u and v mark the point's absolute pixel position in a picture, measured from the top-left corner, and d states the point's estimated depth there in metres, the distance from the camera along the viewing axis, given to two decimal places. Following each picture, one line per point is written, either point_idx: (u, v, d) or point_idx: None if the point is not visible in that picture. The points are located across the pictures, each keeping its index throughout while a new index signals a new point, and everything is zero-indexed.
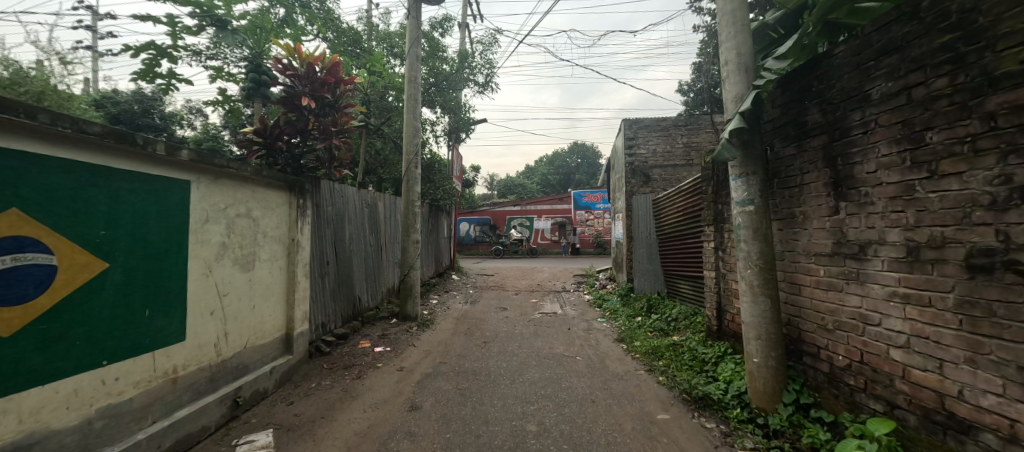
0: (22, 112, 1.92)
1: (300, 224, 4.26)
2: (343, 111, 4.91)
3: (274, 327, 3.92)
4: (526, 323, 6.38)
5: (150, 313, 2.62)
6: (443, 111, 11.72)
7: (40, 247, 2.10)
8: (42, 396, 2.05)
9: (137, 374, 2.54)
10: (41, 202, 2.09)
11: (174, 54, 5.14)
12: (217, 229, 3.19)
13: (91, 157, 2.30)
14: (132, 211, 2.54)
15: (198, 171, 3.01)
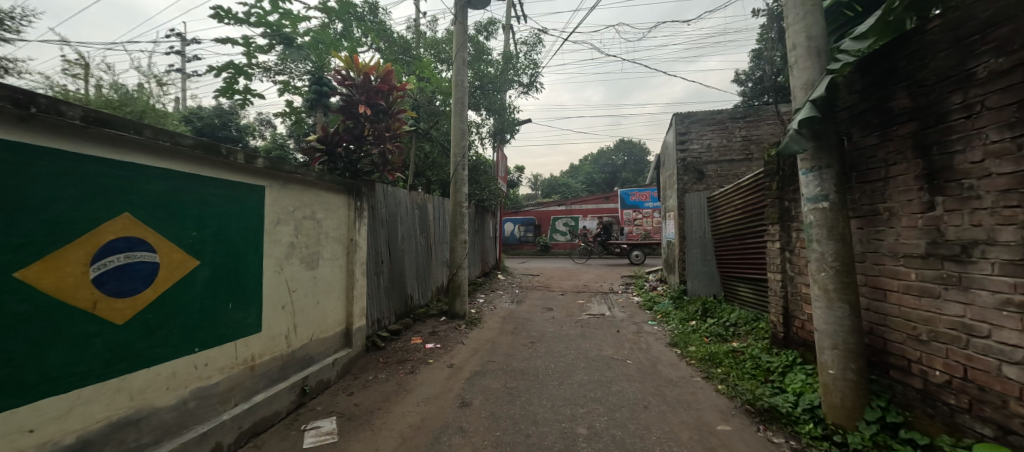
0: (133, 129, 2.20)
1: (358, 225, 4.52)
2: (396, 117, 5.12)
3: (335, 322, 4.18)
4: (573, 324, 6.30)
5: (231, 306, 2.90)
6: (489, 113, 11.90)
7: (146, 246, 2.36)
8: (148, 378, 2.33)
9: (221, 361, 2.82)
10: (148, 207, 2.36)
11: (248, 71, 5.68)
12: (286, 230, 3.47)
13: (185, 166, 2.58)
14: (217, 214, 2.82)
15: (270, 177, 3.30)
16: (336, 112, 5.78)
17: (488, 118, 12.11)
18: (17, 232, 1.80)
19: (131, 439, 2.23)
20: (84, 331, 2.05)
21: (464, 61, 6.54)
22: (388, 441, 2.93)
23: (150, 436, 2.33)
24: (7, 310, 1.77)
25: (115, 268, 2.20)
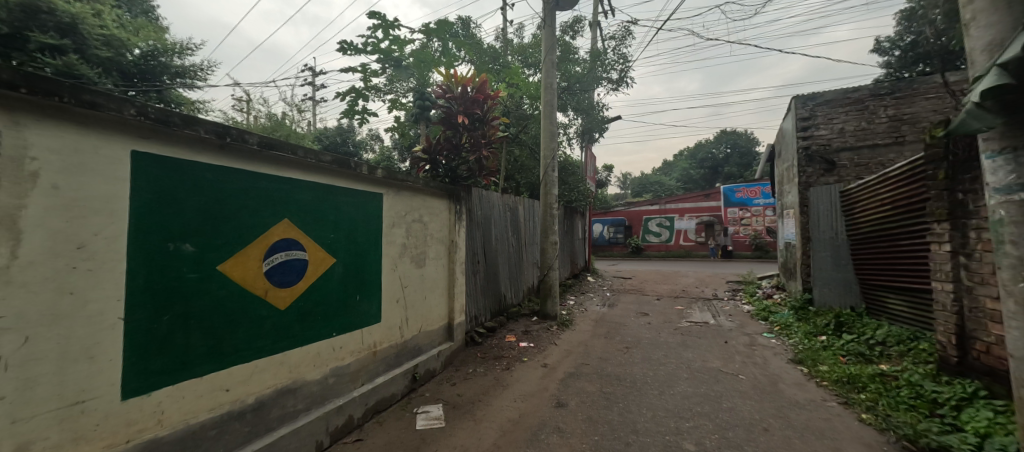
0: (290, 150, 2.68)
1: (458, 227, 4.86)
2: (491, 124, 5.36)
3: (440, 317, 4.56)
4: (672, 332, 5.90)
5: (358, 298, 3.35)
6: (577, 113, 11.79)
7: (299, 246, 2.84)
8: (300, 355, 2.81)
9: (351, 345, 3.28)
10: (301, 214, 2.86)
11: (367, 94, 6.52)
12: (400, 232, 3.90)
13: (324, 178, 3.05)
14: (348, 219, 3.28)
15: (387, 185, 3.73)
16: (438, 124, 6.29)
17: (576, 118, 12.00)
18: (219, 234, 2.31)
19: (289, 405, 2.72)
20: (259, 314, 2.55)
21: (554, 64, 6.59)
22: (489, 432, 3.09)
23: (303, 403, 2.82)
24: (213, 294, 2.28)
25: (279, 264, 2.69)
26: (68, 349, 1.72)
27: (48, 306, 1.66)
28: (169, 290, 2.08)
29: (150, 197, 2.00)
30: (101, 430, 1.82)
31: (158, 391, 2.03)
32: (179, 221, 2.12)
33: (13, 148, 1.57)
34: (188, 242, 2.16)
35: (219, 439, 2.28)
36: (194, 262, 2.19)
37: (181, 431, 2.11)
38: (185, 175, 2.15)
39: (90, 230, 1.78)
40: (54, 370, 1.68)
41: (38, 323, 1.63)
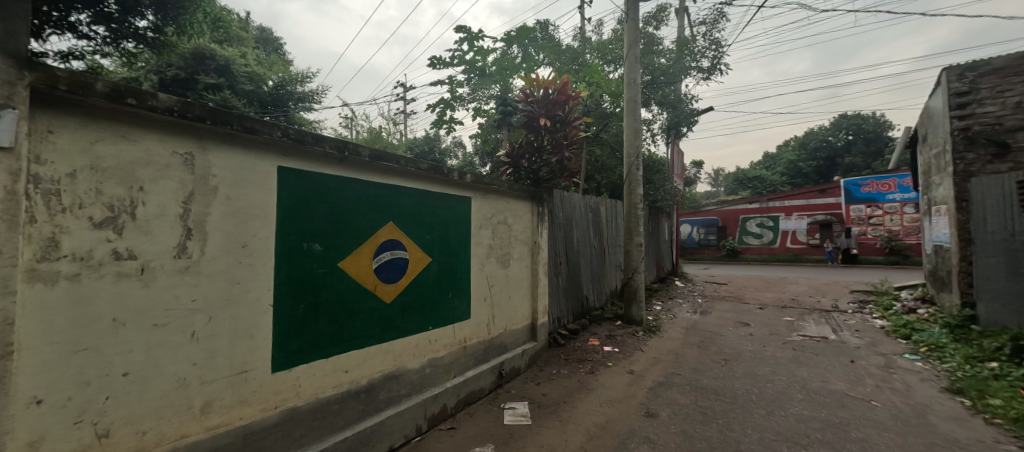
0: (394, 160, 2.98)
1: (540, 228, 4.93)
2: (573, 125, 5.32)
3: (524, 316, 4.66)
4: (779, 345, 5.24)
5: (450, 295, 3.58)
6: (662, 108, 11.14)
7: (402, 246, 3.13)
8: (402, 345, 3.10)
9: (445, 339, 3.52)
10: (403, 217, 3.15)
11: (454, 104, 6.95)
12: (486, 234, 4.08)
13: (422, 184, 3.33)
14: (442, 221, 3.53)
15: (475, 189, 3.94)
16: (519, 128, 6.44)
17: (661, 113, 11.33)
18: (340, 235, 2.66)
19: (394, 389, 3.02)
20: (370, 306, 2.87)
21: (637, 58, 6.32)
22: (576, 435, 3.07)
23: (405, 389, 3.10)
24: (336, 288, 2.63)
25: (386, 262, 3.00)
26: (236, 328, 2.13)
27: (223, 293, 2.08)
28: (303, 283, 2.45)
29: (291, 204, 2.38)
30: (258, 396, 2.22)
31: (296, 368, 2.40)
32: (310, 224, 2.49)
33: (202, 168, 2.00)
34: (317, 242, 2.52)
35: (340, 413, 2.63)
36: (322, 260, 2.55)
37: (312, 403, 2.47)
38: (315, 185, 2.52)
39: (249, 232, 2.19)
40: (227, 344, 2.09)
41: (217, 306, 2.05)
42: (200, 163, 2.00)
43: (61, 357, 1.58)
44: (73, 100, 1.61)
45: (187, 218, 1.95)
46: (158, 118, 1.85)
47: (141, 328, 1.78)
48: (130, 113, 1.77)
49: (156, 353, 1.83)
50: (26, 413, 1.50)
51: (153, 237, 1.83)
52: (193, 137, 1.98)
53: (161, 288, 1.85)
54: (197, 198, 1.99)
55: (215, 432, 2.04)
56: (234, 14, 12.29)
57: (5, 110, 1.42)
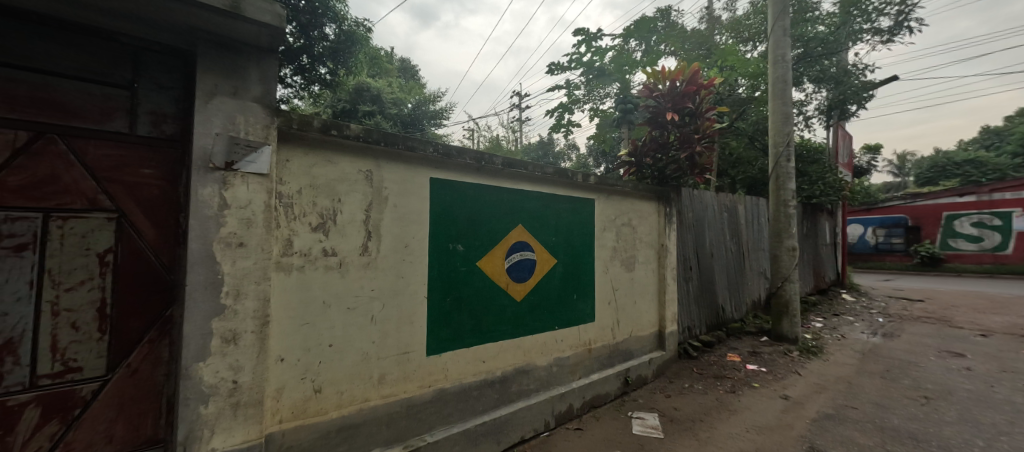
0: (523, 166, 3.16)
1: (668, 230, 4.61)
2: (706, 116, 4.82)
3: (650, 323, 4.42)
4: (1021, 388, 3.85)
5: (575, 297, 3.62)
6: (819, 85, 9.30)
7: (530, 247, 3.29)
8: (531, 342, 3.26)
9: (570, 340, 3.57)
10: (531, 220, 3.31)
11: (571, 108, 6.99)
12: (610, 236, 4.01)
13: (548, 188, 3.45)
14: (567, 223, 3.59)
15: (598, 191, 3.91)
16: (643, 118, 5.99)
17: (818, 91, 9.45)
18: (478, 237, 2.93)
19: (525, 383, 3.19)
20: (503, 303, 3.09)
21: (786, 30, 5.41)
22: None
23: (534, 385, 3.25)
24: (474, 285, 2.90)
25: (517, 262, 3.19)
26: (402, 315, 2.53)
27: (392, 284, 2.49)
28: (450, 279, 2.77)
29: (440, 210, 2.73)
30: (417, 374, 2.59)
31: (445, 353, 2.73)
32: (454, 227, 2.81)
33: (377, 181, 2.44)
34: (459, 243, 2.83)
35: (479, 399, 2.89)
36: (464, 259, 2.85)
37: (458, 387, 2.78)
38: (458, 193, 2.83)
39: (410, 234, 2.58)
40: (395, 327, 2.50)
41: (388, 295, 2.47)
42: (376, 177, 2.44)
43: (295, 327, 2.11)
44: (300, 135, 2.14)
45: (368, 223, 2.40)
46: (350, 144, 2.33)
47: (340, 310, 2.27)
48: (334, 142, 2.27)
49: (348, 330, 2.31)
50: (274, 367, 2.05)
51: (346, 238, 2.31)
52: (372, 157, 2.42)
53: (351, 278, 2.32)
54: (375, 206, 2.43)
55: (388, 400, 2.46)
56: (383, 51, 14.57)
57: (262, 145, 1.96)
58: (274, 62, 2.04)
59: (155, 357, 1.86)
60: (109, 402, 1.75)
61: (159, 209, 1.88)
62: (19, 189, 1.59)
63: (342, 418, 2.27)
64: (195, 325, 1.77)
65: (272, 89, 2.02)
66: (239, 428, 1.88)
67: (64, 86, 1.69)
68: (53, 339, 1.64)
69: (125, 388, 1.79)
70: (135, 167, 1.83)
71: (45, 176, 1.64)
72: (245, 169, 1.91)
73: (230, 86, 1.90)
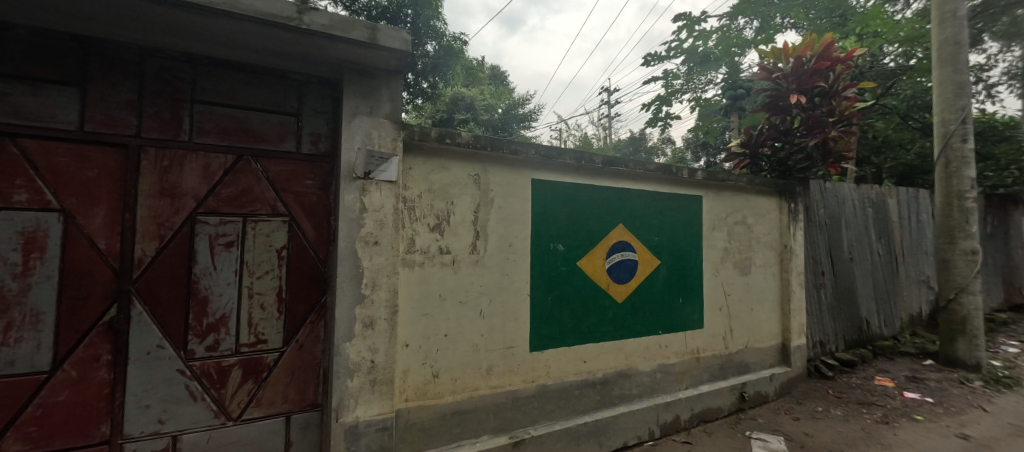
0: (623, 164, 3.07)
1: (792, 229, 4.05)
2: (843, 95, 4.06)
3: (771, 335, 3.92)
4: None
5: (681, 301, 3.40)
6: (1009, 42, 7.25)
7: (631, 248, 3.17)
8: (633, 346, 3.14)
9: (676, 346, 3.35)
10: (632, 220, 3.19)
11: (671, 99, 6.52)
12: (721, 236, 3.67)
13: (651, 185, 3.30)
14: (671, 223, 3.38)
15: (706, 187, 3.61)
16: (758, 99, 5.17)
17: (1008, 49, 7.37)
18: (578, 236, 2.93)
19: (627, 388, 3.09)
20: (604, 304, 3.03)
21: None
22: None
23: (636, 390, 3.13)
24: (576, 285, 2.90)
25: (617, 263, 3.10)
26: (507, 311, 2.66)
27: (498, 281, 2.63)
28: (551, 278, 2.82)
29: (540, 210, 2.80)
30: (521, 369, 2.69)
31: (547, 351, 2.79)
32: (555, 227, 2.85)
33: (484, 184, 2.60)
34: (560, 243, 2.86)
35: (580, 399, 2.89)
36: (565, 259, 2.87)
37: (560, 384, 2.82)
38: (558, 193, 2.87)
39: (514, 233, 2.70)
40: (501, 322, 2.63)
41: (495, 291, 2.61)
42: (483, 180, 2.60)
43: (417, 317, 2.36)
44: (420, 145, 2.39)
45: (476, 223, 2.57)
46: (461, 151, 2.53)
47: (454, 303, 2.48)
48: (448, 150, 2.49)
49: (460, 322, 2.50)
50: (401, 351, 2.31)
51: (459, 237, 2.51)
52: (479, 162, 2.59)
53: (462, 274, 2.52)
54: (482, 208, 2.60)
55: (496, 390, 2.60)
56: (475, 61, 15.37)
57: (391, 156, 2.23)
58: (400, 81, 2.31)
59: (315, 335, 2.25)
60: (284, 369, 2.17)
61: (317, 213, 2.27)
62: (229, 199, 2.08)
63: (456, 403, 2.47)
64: (343, 310, 2.10)
65: (398, 106, 2.29)
66: (376, 401, 2.17)
67: (254, 117, 2.15)
68: (250, 316, 2.10)
69: (295, 359, 2.20)
70: (300, 179, 2.25)
71: (244, 189, 2.11)
72: (379, 177, 2.20)
73: (367, 106, 2.20)
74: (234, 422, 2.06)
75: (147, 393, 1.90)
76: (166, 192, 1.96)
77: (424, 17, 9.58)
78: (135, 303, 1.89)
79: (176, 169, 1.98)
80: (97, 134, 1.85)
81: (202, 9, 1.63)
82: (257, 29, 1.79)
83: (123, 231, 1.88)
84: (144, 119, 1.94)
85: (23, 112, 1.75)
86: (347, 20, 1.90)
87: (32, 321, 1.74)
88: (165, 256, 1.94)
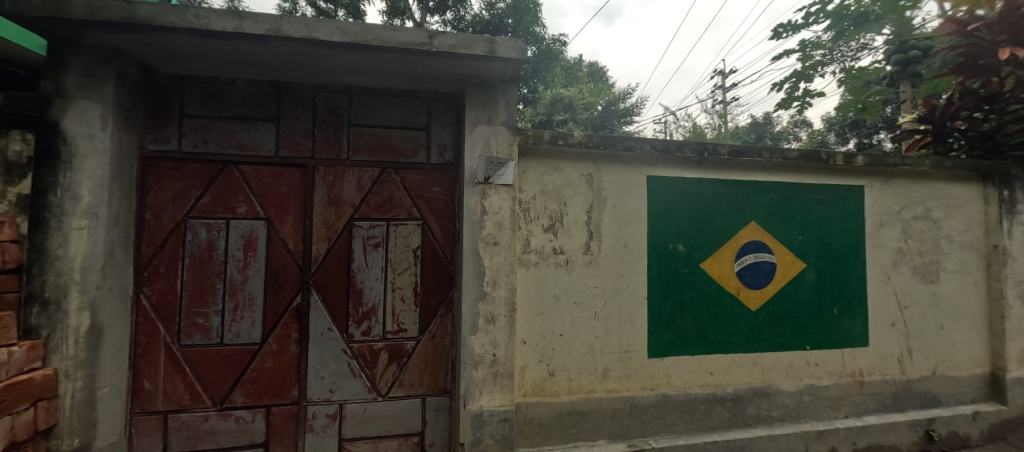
0: (756, 153, 2.71)
1: (1006, 224, 3.09)
2: None
3: (972, 361, 3.05)
4: None
5: (837, 313, 2.86)
6: None
7: (768, 248, 2.78)
8: (772, 361, 2.75)
9: (829, 365, 2.84)
10: (768, 217, 2.80)
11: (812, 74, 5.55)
12: (893, 234, 2.99)
13: (791, 176, 2.85)
14: (820, 219, 2.87)
15: (870, 174, 2.98)
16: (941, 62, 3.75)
17: None
18: (701, 236, 2.68)
19: (765, 408, 2.71)
20: (734, 311, 2.71)
21: None
22: None
23: (777, 412, 2.73)
24: (699, 289, 2.66)
25: (749, 265, 2.75)
26: (623, 313, 2.56)
27: (613, 283, 2.56)
28: (671, 281, 2.63)
29: (657, 208, 2.63)
30: (639, 375, 2.57)
31: (668, 358, 2.61)
32: (674, 226, 2.66)
33: (597, 183, 2.56)
34: (681, 243, 2.66)
35: (707, 415, 2.63)
36: (686, 260, 2.66)
37: (683, 396, 2.61)
38: (677, 189, 2.67)
39: (629, 233, 2.60)
40: (617, 324, 2.55)
41: (610, 293, 2.55)
42: (596, 180, 2.56)
43: (534, 315, 2.44)
44: (534, 148, 2.47)
45: (590, 224, 2.54)
46: (574, 151, 2.53)
47: (568, 304, 2.49)
48: (561, 152, 2.52)
49: (576, 323, 2.50)
50: (519, 348, 2.41)
51: (572, 238, 2.52)
52: (592, 161, 2.56)
53: (577, 275, 2.51)
54: (596, 207, 2.55)
55: (613, 395, 2.53)
56: (574, 60, 15.23)
57: (507, 161, 2.34)
58: (515, 89, 2.41)
59: (444, 327, 2.49)
60: (420, 356, 2.45)
61: (444, 217, 2.51)
62: (376, 206, 2.43)
63: (572, 403, 2.46)
64: (468, 306, 2.26)
65: (513, 113, 2.39)
66: (497, 393, 2.29)
67: (394, 134, 2.48)
68: (393, 307, 2.42)
69: (428, 347, 2.46)
70: (430, 186, 2.51)
71: (388, 197, 2.45)
72: (498, 182, 2.32)
73: (486, 116, 2.35)
74: (382, 398, 2.40)
75: (321, 366, 2.33)
76: (332, 202, 2.38)
77: (524, 24, 9.82)
78: (312, 292, 2.33)
79: (338, 182, 2.39)
80: (286, 158, 2.34)
81: (358, 46, 1.94)
82: (397, 57, 2.06)
83: (304, 234, 2.34)
84: (317, 143, 2.38)
85: (242, 145, 2.30)
86: (469, 37, 2.03)
87: (249, 303, 2.28)
88: (333, 254, 2.36)
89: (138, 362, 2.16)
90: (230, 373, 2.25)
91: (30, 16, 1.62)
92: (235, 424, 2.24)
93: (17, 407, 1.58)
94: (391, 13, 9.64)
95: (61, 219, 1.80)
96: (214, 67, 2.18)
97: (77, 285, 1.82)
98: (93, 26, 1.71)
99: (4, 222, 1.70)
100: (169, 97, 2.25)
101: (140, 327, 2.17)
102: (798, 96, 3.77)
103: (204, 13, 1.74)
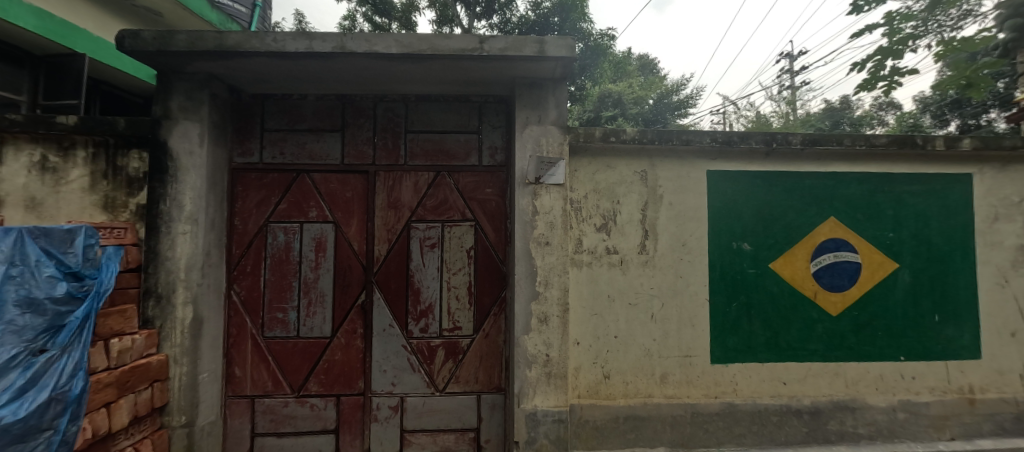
0: (833, 141, 2.46)
1: None
2: None
3: None
4: None
5: (939, 320, 2.50)
6: None
7: (851, 247, 2.50)
8: (857, 372, 2.48)
9: (930, 379, 2.50)
10: (850, 213, 2.52)
11: None
12: (1011, 229, 2.56)
13: (878, 165, 2.55)
14: (915, 213, 2.54)
15: (980, 160, 2.58)
16: None
17: None
18: (770, 234, 2.48)
19: (850, 424, 2.44)
20: (811, 316, 2.48)
21: None
22: None
23: (865, 430, 2.45)
24: (769, 291, 2.46)
25: (828, 266, 2.49)
26: (682, 316, 2.44)
27: (671, 283, 2.44)
28: (736, 282, 2.46)
29: (719, 205, 2.48)
30: (701, 381, 2.43)
31: (734, 365, 2.44)
32: (739, 223, 2.48)
33: (652, 180, 2.47)
34: (746, 242, 2.48)
35: (780, 428, 2.43)
36: (753, 260, 2.47)
37: (752, 406, 2.43)
38: (741, 185, 2.49)
39: (688, 232, 2.47)
40: (676, 327, 2.44)
41: (668, 294, 2.44)
42: (651, 177, 2.47)
43: (587, 315, 2.40)
44: (585, 146, 2.43)
45: (645, 222, 2.45)
46: (628, 148, 2.46)
47: (623, 305, 2.42)
48: (613, 149, 2.46)
49: (631, 325, 2.42)
50: (573, 348, 2.39)
51: (626, 237, 2.45)
52: (646, 157, 2.47)
53: (632, 276, 2.44)
54: (651, 205, 2.46)
55: (672, 401, 2.41)
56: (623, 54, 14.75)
57: (558, 160, 2.32)
58: (565, 87, 2.39)
59: (498, 326, 2.53)
60: (475, 353, 2.51)
61: (497, 217, 2.55)
62: (432, 208, 2.54)
63: (629, 408, 2.39)
64: (522, 305, 2.27)
65: (564, 112, 2.37)
66: (552, 394, 2.28)
67: (448, 138, 2.57)
68: (449, 305, 2.51)
69: (482, 345, 2.52)
70: (483, 188, 2.56)
71: (442, 200, 2.54)
72: (549, 181, 2.31)
73: (536, 116, 2.35)
74: (440, 393, 2.49)
75: (384, 360, 2.47)
76: (392, 205, 2.52)
77: (571, 20, 9.66)
78: (375, 290, 2.48)
79: (397, 187, 2.53)
80: (351, 165, 2.51)
81: (413, 56, 2.03)
82: (450, 64, 2.13)
83: (367, 236, 2.50)
84: (377, 150, 2.53)
85: (313, 155, 2.51)
86: (518, 39, 2.04)
87: (321, 300, 2.47)
88: (393, 254, 2.50)
89: (230, 351, 2.43)
90: (306, 363, 2.46)
91: (145, 50, 1.89)
92: (310, 411, 2.44)
93: (139, 387, 1.85)
94: (441, 21, 10.00)
95: (170, 225, 2.08)
96: (289, 85, 2.40)
97: (183, 282, 2.09)
98: (193, 56, 1.96)
99: (127, 228, 2.02)
100: (252, 115, 2.51)
101: (231, 320, 2.44)
102: (883, 76, 3.34)
103: (281, 36, 1.92)
